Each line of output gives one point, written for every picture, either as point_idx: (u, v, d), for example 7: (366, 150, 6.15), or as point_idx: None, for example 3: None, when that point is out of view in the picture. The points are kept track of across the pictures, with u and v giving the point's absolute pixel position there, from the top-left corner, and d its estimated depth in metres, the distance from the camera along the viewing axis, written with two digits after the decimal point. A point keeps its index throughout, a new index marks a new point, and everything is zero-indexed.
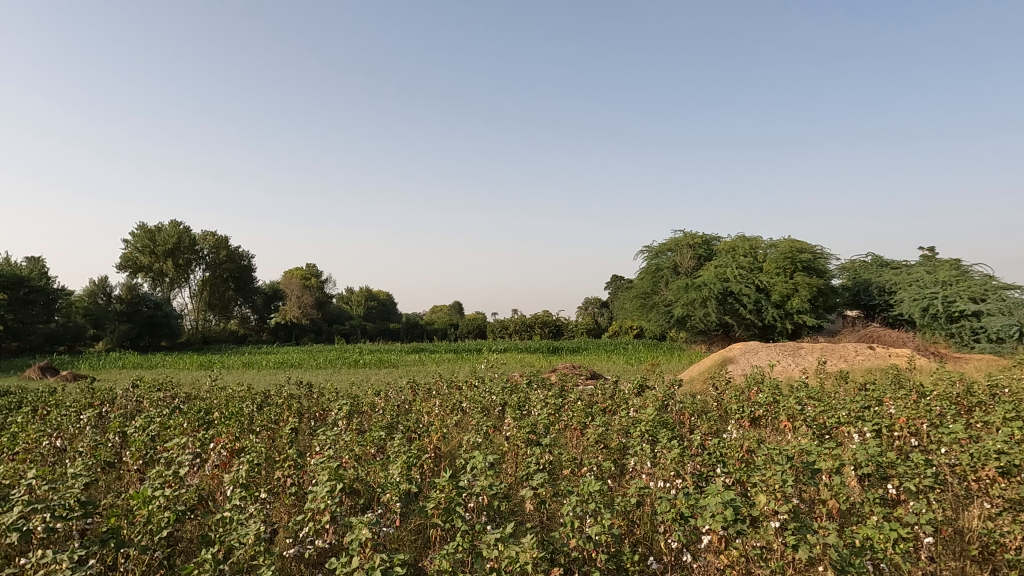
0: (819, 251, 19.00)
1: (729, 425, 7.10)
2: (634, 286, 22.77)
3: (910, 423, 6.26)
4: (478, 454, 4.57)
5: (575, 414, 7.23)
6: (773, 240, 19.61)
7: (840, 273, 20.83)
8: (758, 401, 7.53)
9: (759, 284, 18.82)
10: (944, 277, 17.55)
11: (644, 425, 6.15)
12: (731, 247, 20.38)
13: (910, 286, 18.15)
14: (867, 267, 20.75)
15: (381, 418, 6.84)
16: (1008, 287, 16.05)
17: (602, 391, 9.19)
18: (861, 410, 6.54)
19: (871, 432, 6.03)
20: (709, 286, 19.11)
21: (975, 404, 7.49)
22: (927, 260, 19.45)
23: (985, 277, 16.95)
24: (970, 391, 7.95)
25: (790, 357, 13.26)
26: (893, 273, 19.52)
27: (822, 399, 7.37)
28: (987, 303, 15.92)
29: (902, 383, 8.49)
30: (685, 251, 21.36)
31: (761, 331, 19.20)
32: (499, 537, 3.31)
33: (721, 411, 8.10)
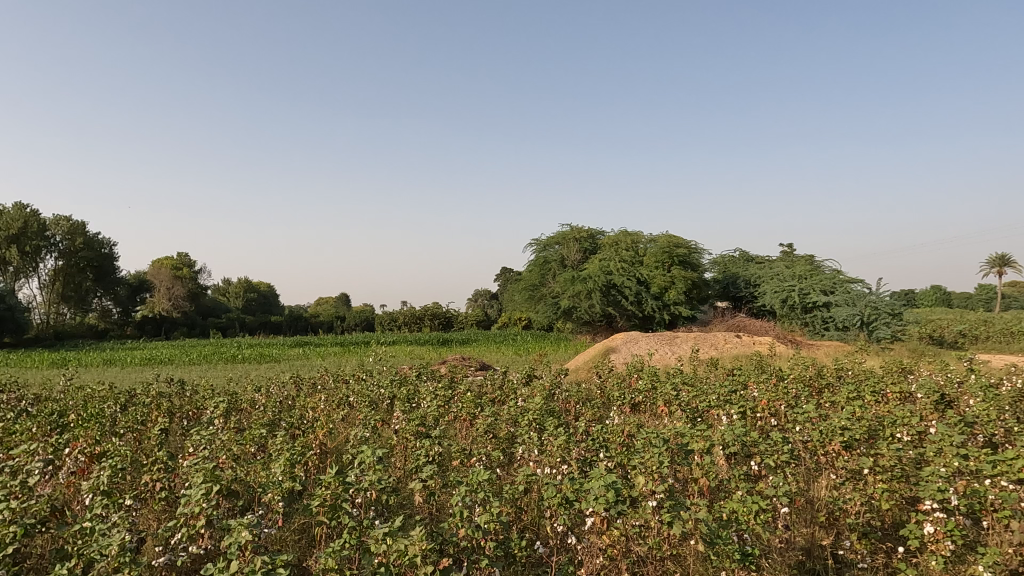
0: (693, 246, 20.28)
1: (611, 411, 7.46)
2: (523, 279, 23.15)
3: (770, 404, 6.85)
4: (366, 448, 4.47)
5: (464, 406, 7.28)
6: (653, 235, 20.70)
7: (711, 267, 22.32)
8: (638, 389, 7.95)
9: (640, 276, 19.83)
10: (800, 271, 19.30)
11: (531, 414, 6.30)
12: (614, 241, 21.22)
13: (772, 279, 19.83)
14: (735, 261, 22.43)
15: (262, 415, 6.53)
16: (852, 280, 17.93)
17: (491, 382, 9.31)
18: (728, 394, 7.09)
19: (737, 414, 6.54)
20: (594, 278, 19.79)
21: (824, 385, 8.36)
22: (786, 256, 21.32)
23: (834, 271, 18.83)
24: (820, 374, 8.86)
25: (668, 345, 14.08)
26: (757, 267, 21.25)
27: (695, 384, 7.90)
28: (835, 295, 17.72)
29: (764, 369, 9.29)
30: (572, 245, 22.01)
31: (642, 321, 20.19)
32: (388, 532, 3.29)
33: (604, 398, 8.47)
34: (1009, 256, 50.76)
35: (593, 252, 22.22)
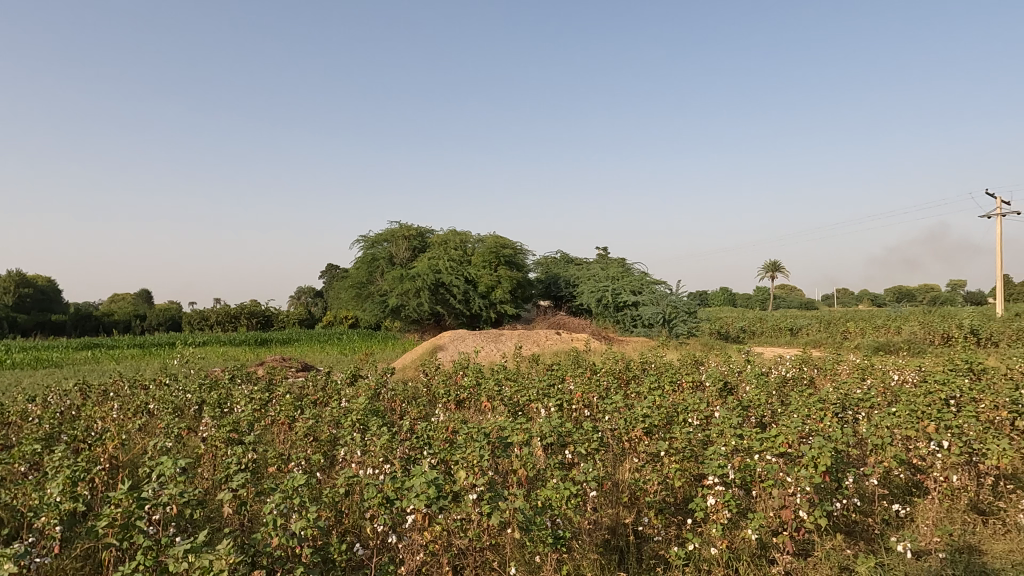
0: (519, 247, 21.09)
1: (436, 409, 7.52)
2: (349, 276, 22.46)
3: (584, 396, 7.35)
4: (166, 459, 4.07)
5: (283, 409, 6.91)
6: (481, 235, 21.18)
7: (535, 267, 23.34)
8: (463, 386, 8.10)
9: (468, 276, 20.21)
10: (613, 272, 20.91)
11: (354, 414, 6.15)
12: (443, 240, 21.34)
13: (589, 279, 21.25)
14: (557, 262, 23.69)
15: (36, 429, 5.67)
16: (657, 282, 19.87)
17: (313, 383, 8.94)
18: (547, 388, 7.49)
19: (555, 406, 6.93)
20: (422, 277, 19.76)
21: (630, 377, 9.15)
22: (601, 258, 22.97)
23: (642, 273, 20.69)
24: (628, 367, 9.69)
25: (493, 342, 14.50)
26: (577, 269, 22.67)
27: (516, 380, 8.24)
28: (642, 296, 19.50)
29: (580, 363, 9.95)
30: (401, 243, 21.79)
31: (470, 319, 20.57)
32: (190, 548, 3.04)
33: (430, 396, 8.52)
34: (779, 263, 59.19)
35: (422, 251, 22.20)
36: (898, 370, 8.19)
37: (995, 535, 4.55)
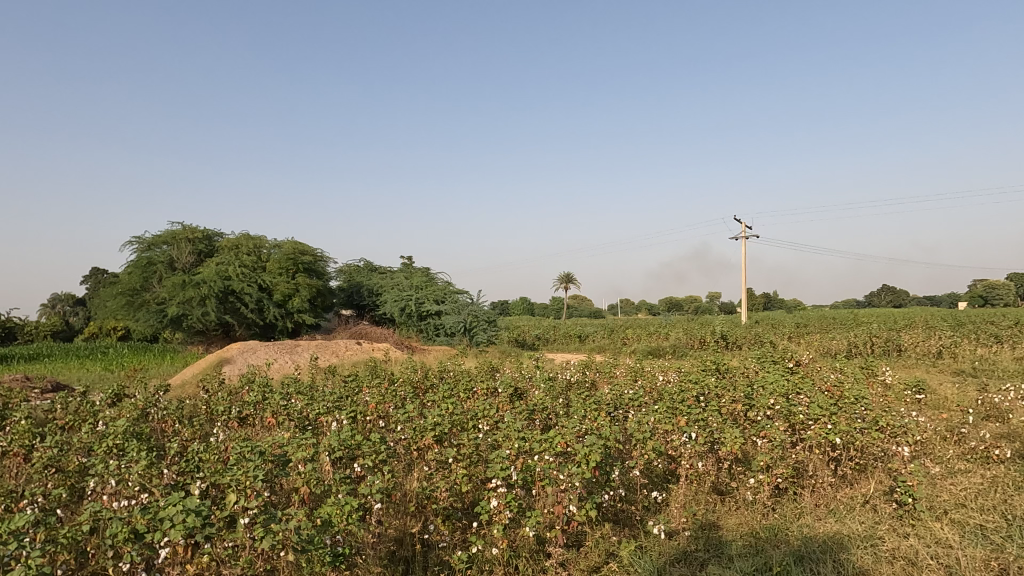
0: (319, 254, 20.25)
1: (215, 427, 6.89)
2: (118, 281, 19.79)
3: (379, 407, 7.23)
4: None
5: (17, 438, 5.86)
6: (278, 240, 19.94)
7: (337, 275, 22.57)
8: (247, 401, 7.53)
9: (262, 283, 18.92)
10: (417, 281, 20.97)
11: (110, 439, 5.41)
12: (234, 244, 19.70)
13: (393, 288, 21.05)
14: (360, 270, 23.16)
15: None
16: (459, 291, 20.44)
17: (62, 406, 7.71)
18: (339, 400, 7.24)
19: (347, 419, 6.72)
20: (208, 284, 17.98)
21: (428, 386, 9.23)
22: (405, 267, 22.95)
23: (445, 283, 21.09)
24: (426, 376, 9.75)
25: (287, 354, 13.73)
26: (380, 278, 22.41)
27: (308, 393, 7.86)
28: (445, 305, 19.91)
29: (378, 374, 9.80)
30: (184, 246, 19.72)
31: (263, 330, 19.26)
32: None
33: (209, 414, 7.79)
34: (572, 274, 63.89)
35: (209, 255, 20.33)
36: (663, 372, 9.23)
37: (729, 512, 5.31)
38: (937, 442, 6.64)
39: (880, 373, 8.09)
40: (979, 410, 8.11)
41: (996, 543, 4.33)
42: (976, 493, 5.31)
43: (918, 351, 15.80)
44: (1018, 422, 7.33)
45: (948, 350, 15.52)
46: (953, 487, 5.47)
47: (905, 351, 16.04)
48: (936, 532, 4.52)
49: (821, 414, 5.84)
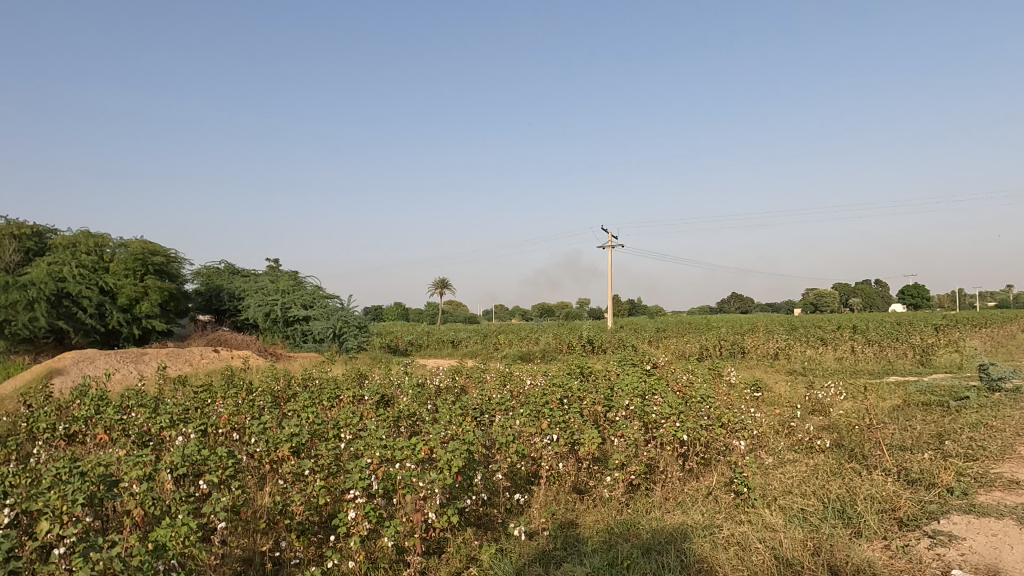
0: (172, 254, 18.70)
1: (35, 447, 6.11)
2: None
3: (232, 419, 6.77)
4: None
5: None
6: (124, 239, 18.09)
7: (194, 278, 20.97)
8: (77, 417, 6.75)
9: (104, 285, 17.14)
10: (283, 285, 19.97)
11: None
12: (70, 243, 17.62)
13: (256, 292, 19.85)
14: (220, 273, 21.70)
15: None
16: (329, 296, 19.78)
17: None
18: (187, 413, 6.69)
19: (195, 432, 6.22)
20: (38, 286, 15.95)
21: (290, 396, 8.78)
22: (271, 270, 21.82)
23: (314, 287, 20.31)
24: (288, 385, 9.28)
25: (132, 364, 12.56)
26: (242, 281, 21.14)
27: (151, 405, 7.19)
28: (313, 310, 19.17)
29: (234, 383, 9.19)
30: (7, 243, 17.40)
31: (104, 337, 17.46)
32: None
33: (30, 432, 6.91)
34: (447, 279, 63.87)
35: (39, 254, 18.11)
36: (531, 376, 9.38)
37: (586, 509, 5.51)
38: (771, 435, 7.31)
39: (725, 373, 8.76)
40: (806, 405, 9.04)
41: (814, 525, 4.84)
42: (800, 479, 5.91)
43: (758, 353, 17.38)
44: (836, 415, 8.25)
45: (784, 351, 17.21)
46: (782, 475, 6.05)
47: (748, 353, 17.58)
48: (766, 518, 4.96)
49: (671, 413, 6.23)
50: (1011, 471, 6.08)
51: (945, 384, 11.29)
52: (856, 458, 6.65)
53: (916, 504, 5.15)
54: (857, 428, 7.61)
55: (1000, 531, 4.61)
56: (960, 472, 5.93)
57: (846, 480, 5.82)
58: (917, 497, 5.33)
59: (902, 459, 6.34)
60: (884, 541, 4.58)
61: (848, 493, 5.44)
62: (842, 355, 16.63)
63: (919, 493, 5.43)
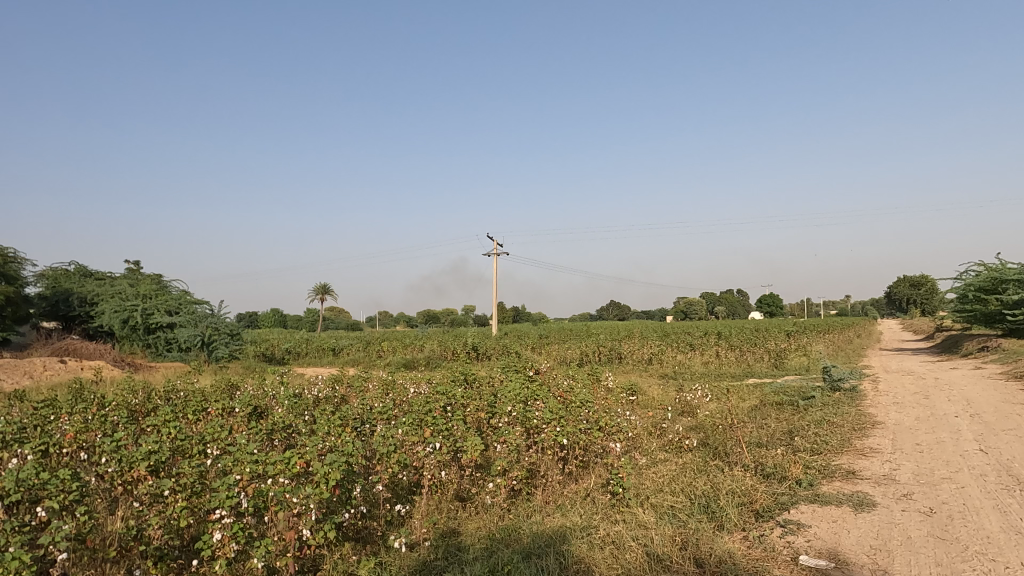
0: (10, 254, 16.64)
1: None
2: None
3: (79, 438, 6.10)
4: None
5: None
6: None
7: (36, 280, 18.78)
8: None
9: None
10: (144, 289, 18.38)
11: None
12: None
13: (112, 297, 18.04)
14: (68, 275, 19.61)
15: None
16: (197, 301, 18.49)
17: None
18: (23, 432, 5.95)
19: (33, 453, 5.54)
20: None
21: (150, 410, 8.07)
22: (130, 273, 20.03)
23: (180, 292, 18.88)
24: (147, 398, 8.53)
25: None
26: (96, 284, 19.23)
27: None
28: (179, 316, 17.83)
29: (83, 397, 8.30)
30: None
31: None
32: None
33: None
34: (328, 286, 61.80)
35: None
36: (414, 383, 9.21)
37: (468, 517, 5.50)
38: (644, 437, 7.67)
39: (603, 378, 9.09)
40: (676, 407, 9.59)
41: (682, 521, 5.12)
42: (670, 478, 6.25)
43: (634, 358, 18.26)
44: (702, 416, 8.82)
45: (656, 356, 18.19)
46: (654, 474, 6.37)
47: (625, 358, 18.42)
48: (639, 517, 5.18)
49: (552, 418, 6.29)
50: (848, 462, 6.78)
51: (795, 385, 12.42)
52: (720, 455, 7.13)
53: (770, 497, 5.61)
54: (721, 427, 8.16)
55: (839, 517, 5.12)
56: (807, 465, 6.53)
57: (710, 476, 6.23)
58: (771, 490, 5.80)
59: (758, 455, 6.88)
60: (743, 532, 4.93)
61: (712, 489, 5.82)
62: (708, 360, 17.85)
63: (772, 486, 5.91)
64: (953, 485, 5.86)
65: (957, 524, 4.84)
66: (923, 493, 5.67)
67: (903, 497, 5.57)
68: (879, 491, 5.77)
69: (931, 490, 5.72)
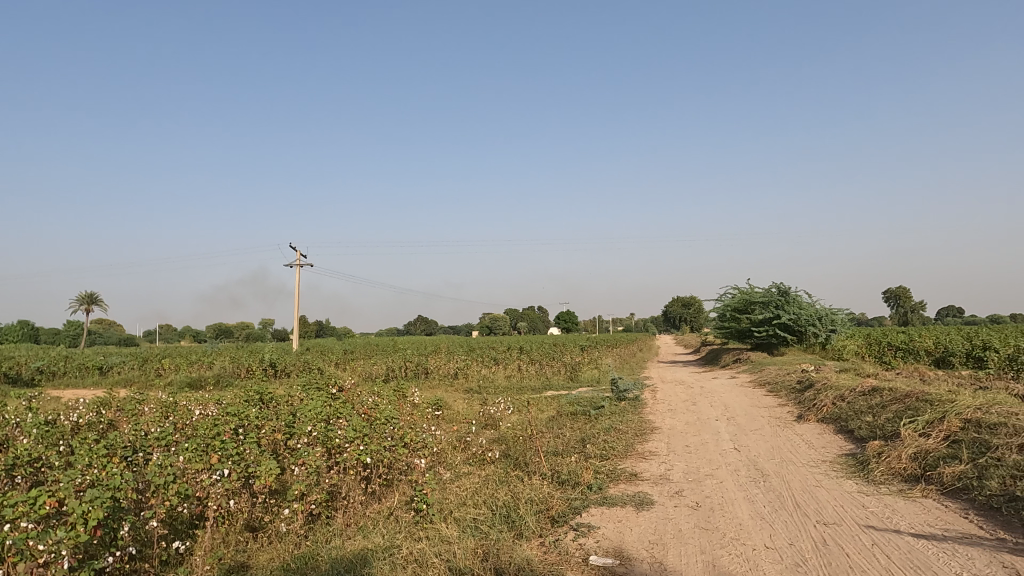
0: None
1: None
2: None
3: None
4: None
5: None
6: None
7: None
8: None
9: None
10: None
11: None
12: None
13: None
14: None
15: None
16: None
17: None
18: None
19: None
20: None
21: None
22: None
23: None
24: None
25: None
26: None
27: None
28: None
29: None
30: None
31: None
32: None
33: None
34: (94, 297, 54.04)
35: None
36: (200, 404, 8.32)
37: (259, 549, 5.10)
38: (448, 451, 7.74)
39: (409, 394, 9.00)
40: (480, 420, 9.83)
41: (484, 532, 5.23)
42: (473, 491, 6.36)
43: (440, 373, 18.41)
44: (504, 428, 9.14)
45: (462, 371, 18.51)
46: (458, 488, 6.45)
47: (431, 373, 18.50)
48: (441, 532, 5.20)
49: (355, 437, 6.04)
50: (631, 465, 7.46)
51: (587, 396, 13.40)
52: (520, 465, 7.43)
53: (564, 502, 5.96)
54: (520, 438, 8.52)
55: (624, 517, 5.60)
56: (597, 470, 7.06)
57: (511, 486, 6.47)
58: (566, 496, 6.17)
59: (554, 464, 7.29)
60: (540, 538, 5.17)
61: (512, 498, 6.03)
62: (510, 374, 18.60)
63: (567, 492, 6.29)
64: (714, 481, 6.71)
65: (717, 515, 5.54)
66: (691, 489, 6.42)
67: (675, 494, 6.25)
68: (657, 491, 6.42)
69: (698, 487, 6.50)
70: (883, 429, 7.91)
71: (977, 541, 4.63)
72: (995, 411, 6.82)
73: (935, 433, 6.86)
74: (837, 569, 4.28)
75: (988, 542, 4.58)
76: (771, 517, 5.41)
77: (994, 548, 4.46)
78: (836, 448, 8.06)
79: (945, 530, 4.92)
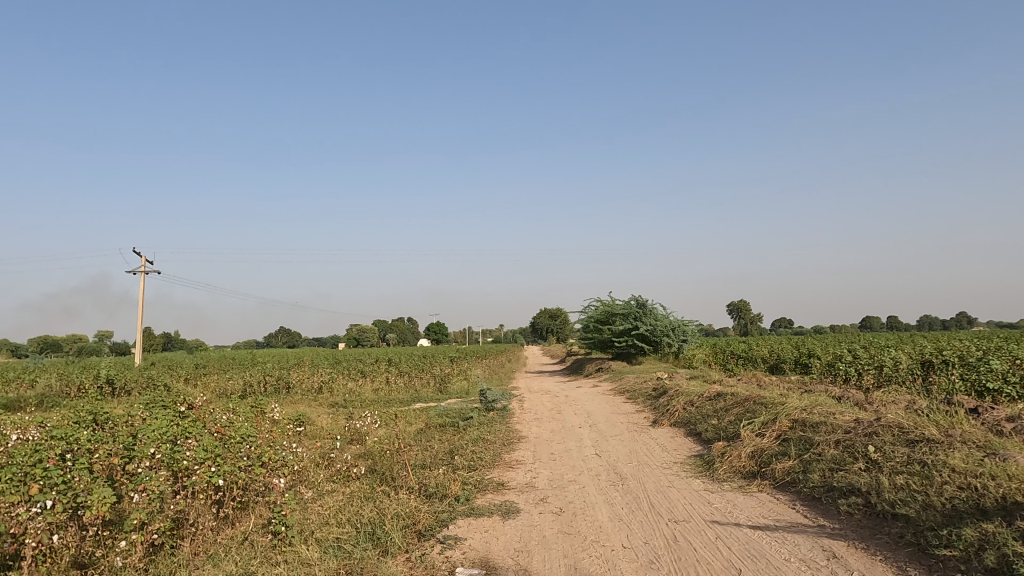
0: None
1: None
2: None
3: None
4: None
5: None
6: None
7: None
8: None
9: None
10: None
11: None
12: None
13: None
14: None
15: None
16: None
17: None
18: None
19: None
20: None
21: None
22: None
23: None
24: None
25: None
26: None
27: None
28: None
29: None
30: None
31: None
32: None
33: None
34: None
35: None
36: (18, 427, 7.31)
37: None
38: (310, 468, 7.40)
39: (268, 410, 8.50)
40: (346, 436, 9.52)
41: (348, 551, 5.05)
42: (337, 509, 6.14)
43: (303, 388, 17.60)
44: (370, 443, 8.91)
45: (326, 385, 17.82)
46: (320, 507, 6.19)
47: (292, 388, 17.65)
48: (302, 554, 4.96)
49: (206, 458, 5.57)
50: (499, 475, 7.57)
51: (455, 408, 13.39)
52: (386, 480, 7.27)
53: (431, 516, 5.91)
54: (387, 453, 8.35)
55: (490, 526, 5.65)
56: (465, 481, 7.08)
57: (377, 502, 6.31)
58: (433, 509, 6.12)
59: (422, 477, 7.21)
60: (406, 554, 5.09)
61: (377, 515, 5.88)
62: (378, 387, 18.17)
63: (434, 505, 6.25)
64: (576, 486, 6.97)
65: (579, 519, 5.75)
66: (554, 495, 6.63)
67: (539, 501, 6.42)
68: (522, 498, 6.55)
69: (561, 493, 6.72)
70: (726, 431, 8.63)
71: (802, 528, 5.18)
72: (816, 411, 7.69)
73: (769, 433, 7.61)
74: (687, 563, 4.59)
75: (811, 529, 5.14)
76: (628, 518, 5.71)
77: (816, 534, 5.01)
78: (685, 450, 8.69)
79: (775, 520, 5.45)
